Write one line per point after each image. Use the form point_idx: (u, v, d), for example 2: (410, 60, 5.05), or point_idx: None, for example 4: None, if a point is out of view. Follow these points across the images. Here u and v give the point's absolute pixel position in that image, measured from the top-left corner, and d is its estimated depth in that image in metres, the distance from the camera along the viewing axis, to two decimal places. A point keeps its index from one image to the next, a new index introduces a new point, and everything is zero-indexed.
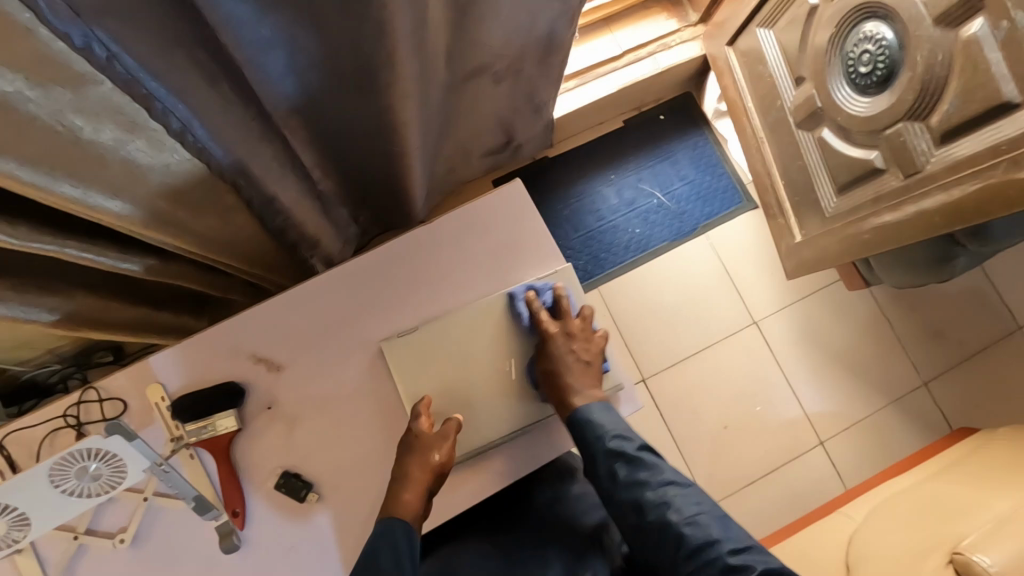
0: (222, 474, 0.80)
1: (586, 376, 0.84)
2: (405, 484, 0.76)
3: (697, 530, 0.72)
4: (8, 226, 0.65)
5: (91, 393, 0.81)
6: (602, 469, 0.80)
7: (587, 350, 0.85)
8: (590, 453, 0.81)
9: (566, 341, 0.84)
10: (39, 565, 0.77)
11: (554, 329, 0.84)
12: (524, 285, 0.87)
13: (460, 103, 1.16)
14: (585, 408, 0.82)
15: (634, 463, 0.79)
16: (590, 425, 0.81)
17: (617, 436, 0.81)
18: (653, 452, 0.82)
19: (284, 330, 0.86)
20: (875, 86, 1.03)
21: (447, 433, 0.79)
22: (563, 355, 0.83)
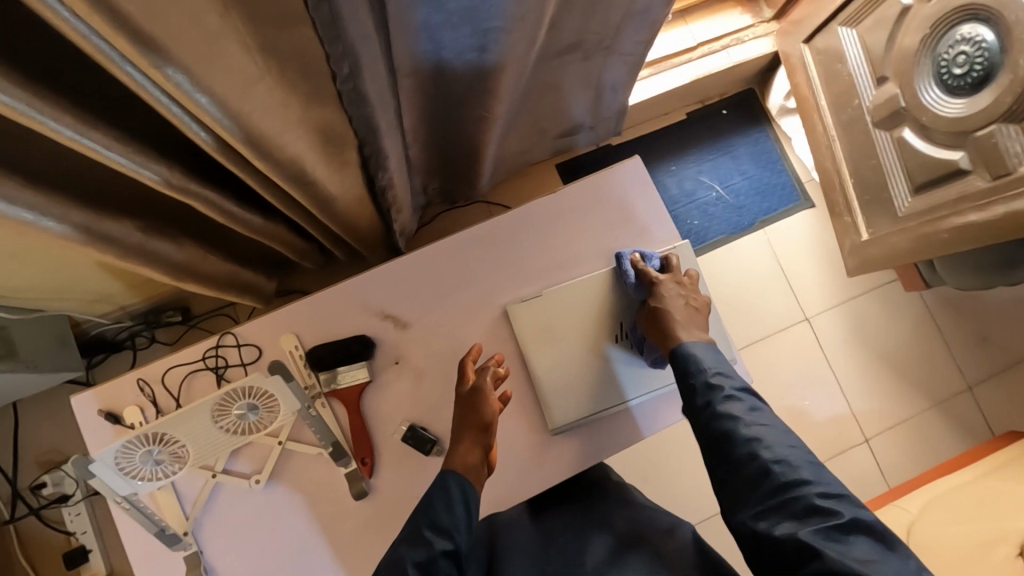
0: (353, 422, 0.83)
1: (697, 321, 0.83)
2: (457, 443, 0.77)
3: (786, 472, 0.69)
4: (166, 169, 0.66)
5: (230, 338, 0.85)
6: (696, 396, 0.77)
7: (694, 300, 0.85)
8: (684, 386, 0.78)
9: (665, 286, 0.85)
10: (177, 501, 0.80)
11: (660, 279, 0.86)
12: (631, 249, 0.89)
13: (549, 82, 1.17)
14: (684, 343, 0.79)
15: (730, 401, 0.75)
16: (685, 358, 0.79)
17: (714, 371, 0.78)
18: (750, 395, 0.76)
19: (408, 289, 0.89)
20: (968, 88, 1.06)
21: (479, 388, 0.78)
22: (667, 300, 0.83)
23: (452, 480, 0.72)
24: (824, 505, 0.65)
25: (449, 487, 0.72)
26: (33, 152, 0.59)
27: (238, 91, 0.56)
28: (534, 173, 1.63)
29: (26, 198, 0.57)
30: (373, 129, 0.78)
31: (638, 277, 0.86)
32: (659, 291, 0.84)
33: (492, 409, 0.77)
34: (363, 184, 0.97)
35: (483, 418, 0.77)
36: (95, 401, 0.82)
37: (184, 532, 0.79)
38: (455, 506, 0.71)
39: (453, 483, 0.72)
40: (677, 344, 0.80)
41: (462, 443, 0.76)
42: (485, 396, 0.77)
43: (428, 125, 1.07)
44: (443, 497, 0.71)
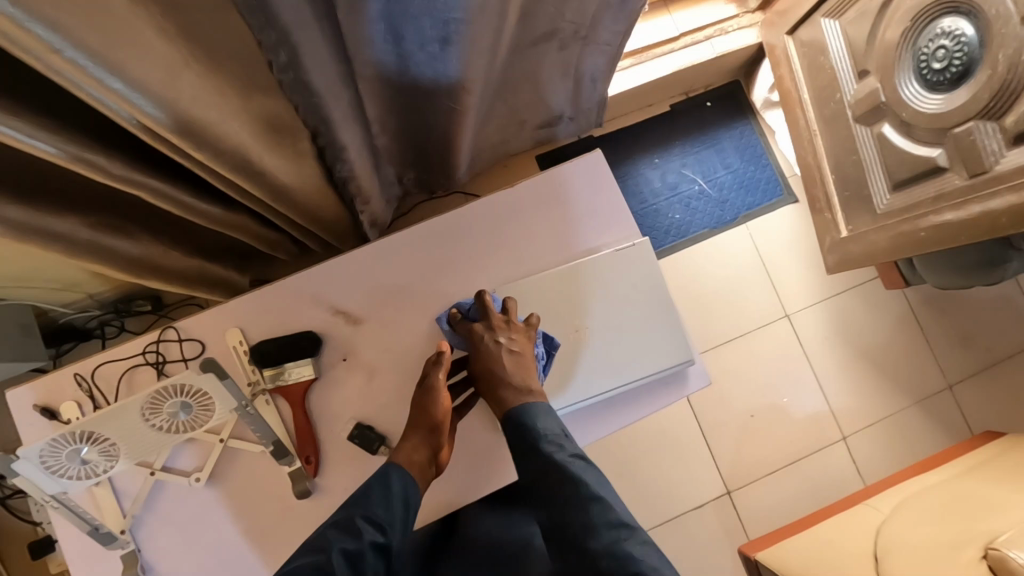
0: (298, 422, 0.81)
1: (522, 368, 0.74)
2: (404, 440, 0.76)
3: (619, 566, 0.60)
4: (104, 159, 0.64)
5: (171, 332, 0.83)
6: (535, 473, 0.67)
7: (513, 339, 0.76)
8: (523, 459, 0.68)
9: (490, 334, 0.77)
10: (115, 499, 0.79)
11: (477, 327, 0.78)
12: (448, 307, 0.84)
13: (522, 70, 1.14)
14: (518, 408, 0.70)
15: (571, 481, 0.65)
16: (526, 427, 0.69)
17: (550, 439, 0.68)
18: (586, 461, 0.68)
19: (363, 284, 0.87)
20: (947, 84, 1.04)
21: (432, 383, 0.77)
22: (487, 346, 0.75)
23: (395, 476, 0.71)
24: None
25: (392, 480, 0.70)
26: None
27: (163, 79, 0.54)
28: (514, 164, 1.60)
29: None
30: (324, 118, 0.76)
31: (455, 328, 0.81)
32: (476, 342, 0.76)
33: (443, 407, 0.76)
34: (323, 174, 0.94)
35: (433, 415, 0.76)
36: (31, 396, 0.81)
37: (120, 531, 0.77)
38: (394, 500, 0.69)
39: (392, 477, 0.70)
40: (513, 399, 0.71)
41: (408, 441, 0.75)
42: (436, 392, 0.76)
43: (395, 114, 1.04)
44: (380, 489, 0.69)
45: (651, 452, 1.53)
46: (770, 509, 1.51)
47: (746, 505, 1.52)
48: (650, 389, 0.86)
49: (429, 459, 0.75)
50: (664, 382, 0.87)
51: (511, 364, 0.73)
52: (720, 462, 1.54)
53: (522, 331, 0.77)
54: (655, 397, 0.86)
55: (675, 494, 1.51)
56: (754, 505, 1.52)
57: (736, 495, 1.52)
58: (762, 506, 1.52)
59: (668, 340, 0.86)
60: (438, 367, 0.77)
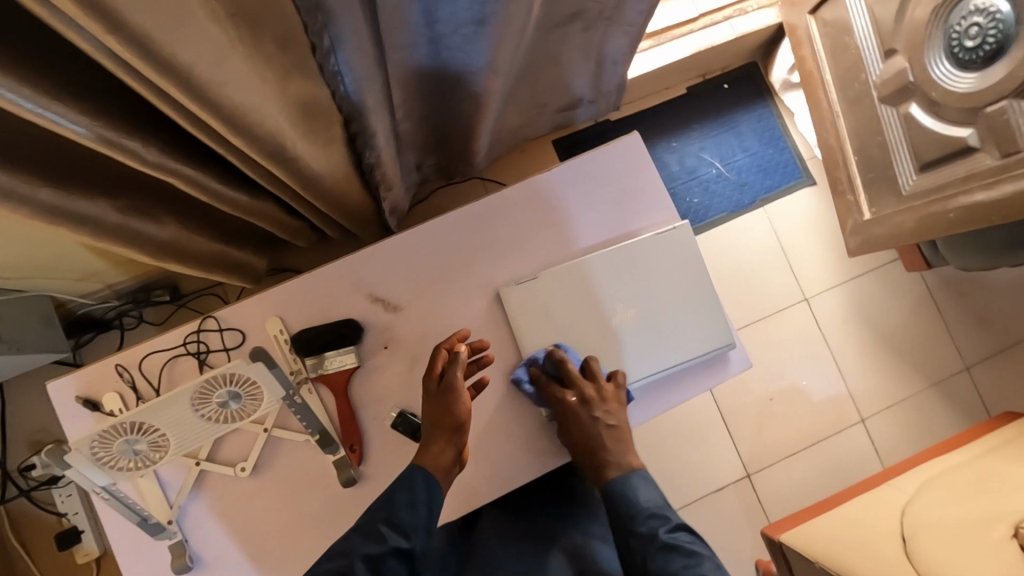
0: (342, 410, 0.81)
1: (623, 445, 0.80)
2: (428, 440, 0.75)
3: None
4: (142, 146, 0.62)
5: (211, 322, 0.82)
6: (636, 550, 0.72)
7: (611, 413, 0.79)
8: (623, 529, 0.74)
9: (585, 409, 0.79)
10: (160, 490, 0.78)
11: (569, 400, 0.79)
12: (524, 365, 0.84)
13: (545, 52, 1.12)
14: (621, 481, 0.77)
15: (670, 549, 0.69)
16: (624, 500, 0.75)
17: (654, 513, 0.74)
18: (691, 534, 0.73)
19: (399, 272, 0.86)
20: (979, 62, 1.03)
21: (453, 389, 0.74)
22: (586, 422, 0.79)
23: (419, 476, 0.72)
24: None
25: (417, 482, 0.72)
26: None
27: (208, 63, 0.53)
28: (531, 149, 1.58)
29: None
30: (359, 104, 0.74)
31: (536, 388, 0.82)
32: (573, 416, 0.79)
33: (463, 408, 0.75)
34: (351, 161, 0.93)
35: (455, 417, 0.74)
36: (73, 387, 0.80)
37: (167, 522, 0.77)
38: (418, 504, 0.71)
39: (421, 482, 0.72)
40: (616, 476, 0.78)
41: (432, 442, 0.75)
42: (457, 395, 0.74)
43: (420, 100, 1.03)
44: (406, 493, 0.71)
45: (672, 436, 1.54)
46: (790, 490, 1.52)
47: (766, 487, 1.52)
48: (691, 372, 0.86)
49: (455, 459, 0.76)
50: (705, 365, 0.87)
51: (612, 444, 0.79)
52: (739, 445, 1.54)
53: (615, 400, 0.80)
54: (697, 381, 0.86)
55: (695, 477, 1.52)
56: (773, 487, 1.52)
57: (755, 477, 1.53)
58: (782, 488, 1.53)
59: (709, 324, 0.85)
60: (457, 368, 0.74)
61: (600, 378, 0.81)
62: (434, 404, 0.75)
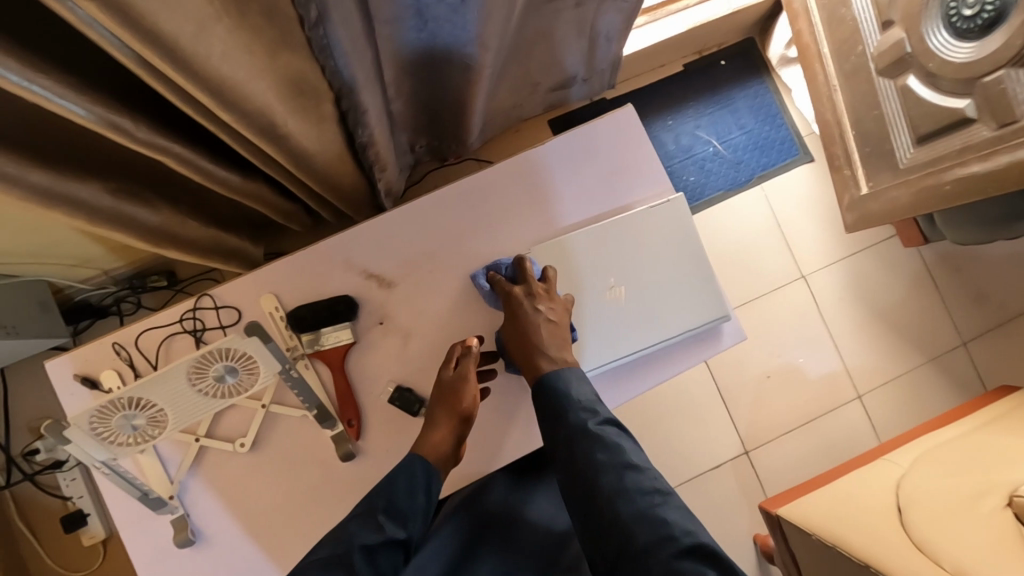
0: (339, 384, 0.81)
1: (558, 337, 0.77)
2: (432, 426, 0.77)
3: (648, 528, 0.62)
4: (131, 122, 0.62)
5: (208, 299, 0.82)
6: (564, 435, 0.71)
7: (554, 310, 0.78)
8: (554, 419, 0.72)
9: (529, 299, 0.79)
10: (160, 465, 0.79)
11: (516, 290, 0.80)
12: (483, 268, 0.84)
13: (538, 28, 1.11)
14: (551, 372, 0.74)
15: (596, 443, 0.68)
16: (556, 390, 0.73)
17: (584, 405, 0.72)
18: (619, 428, 0.71)
19: (395, 249, 0.86)
20: (978, 30, 1.02)
21: (465, 374, 0.77)
22: (528, 314, 0.78)
23: (420, 466, 0.73)
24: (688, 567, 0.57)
25: (417, 469, 0.73)
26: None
27: (194, 34, 0.53)
28: (526, 128, 1.57)
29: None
30: (349, 79, 0.74)
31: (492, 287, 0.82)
32: (444, 387, 0.78)
33: (471, 398, 0.77)
34: (343, 140, 0.92)
35: (462, 406, 0.77)
36: (70, 365, 0.81)
37: (168, 497, 0.78)
38: (417, 492, 0.71)
39: (419, 468, 0.72)
40: (550, 369, 0.75)
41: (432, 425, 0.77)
42: (467, 384, 0.77)
43: (412, 78, 1.02)
44: (406, 482, 0.71)
45: (670, 414, 1.55)
46: (787, 466, 1.54)
47: (763, 464, 1.54)
48: (682, 345, 0.87)
49: (455, 449, 0.78)
50: (699, 339, 0.87)
51: (545, 335, 0.76)
52: (737, 423, 1.55)
53: (547, 296, 0.79)
54: (691, 353, 0.87)
55: (693, 454, 1.53)
56: (770, 464, 1.54)
57: (753, 454, 1.54)
58: (779, 464, 1.54)
59: (704, 297, 0.86)
60: (469, 359, 0.78)
61: (533, 278, 0.81)
62: (444, 390, 0.78)
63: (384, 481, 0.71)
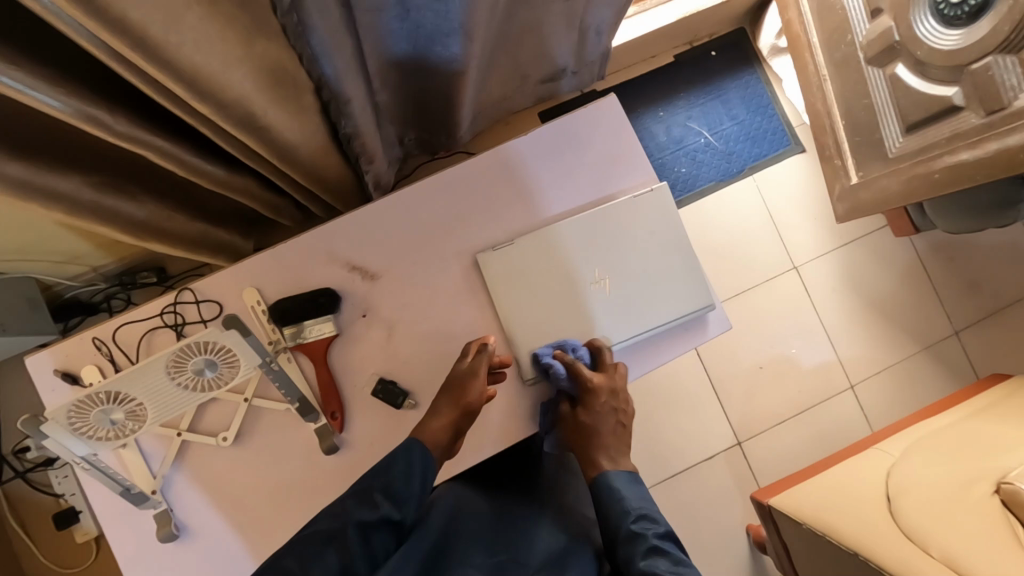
0: (321, 378, 0.81)
1: (617, 440, 0.82)
2: (434, 414, 0.77)
3: None
4: (106, 114, 0.62)
5: (187, 294, 0.82)
6: (621, 547, 0.70)
7: (623, 411, 0.83)
8: (612, 534, 0.72)
9: (613, 399, 0.81)
10: (143, 460, 0.79)
11: (602, 383, 0.81)
12: (552, 345, 0.83)
13: (525, 19, 1.11)
14: (610, 475, 0.77)
15: (657, 553, 0.66)
16: (613, 501, 0.74)
17: (641, 513, 0.72)
18: (678, 545, 0.69)
19: (379, 241, 0.85)
20: (965, 18, 1.01)
21: (477, 369, 0.78)
22: (601, 413, 0.81)
23: (416, 450, 0.72)
24: None
25: (413, 453, 0.72)
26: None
27: (163, 23, 0.52)
28: (517, 121, 1.57)
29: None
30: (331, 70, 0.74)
31: (568, 372, 0.80)
32: (452, 379, 0.79)
33: (478, 392, 0.78)
34: (328, 133, 0.92)
35: (467, 398, 0.77)
36: (51, 361, 0.80)
37: (151, 491, 0.78)
38: (412, 477, 0.70)
39: (414, 449, 0.71)
40: (603, 472, 0.78)
41: (434, 413, 0.77)
42: (477, 377, 0.77)
43: (398, 70, 1.01)
44: (403, 466, 0.70)
45: (662, 406, 1.55)
46: (780, 457, 1.54)
47: (756, 455, 1.54)
48: (669, 334, 0.87)
49: (450, 443, 0.77)
50: (685, 327, 0.87)
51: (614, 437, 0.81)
52: (729, 415, 1.55)
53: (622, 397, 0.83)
54: (677, 341, 0.87)
55: (686, 446, 1.53)
56: (763, 454, 1.54)
57: (745, 445, 1.54)
58: (772, 454, 1.54)
59: (690, 286, 0.85)
60: (484, 354, 0.79)
61: (609, 369, 0.83)
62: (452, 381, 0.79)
63: (384, 462, 0.71)
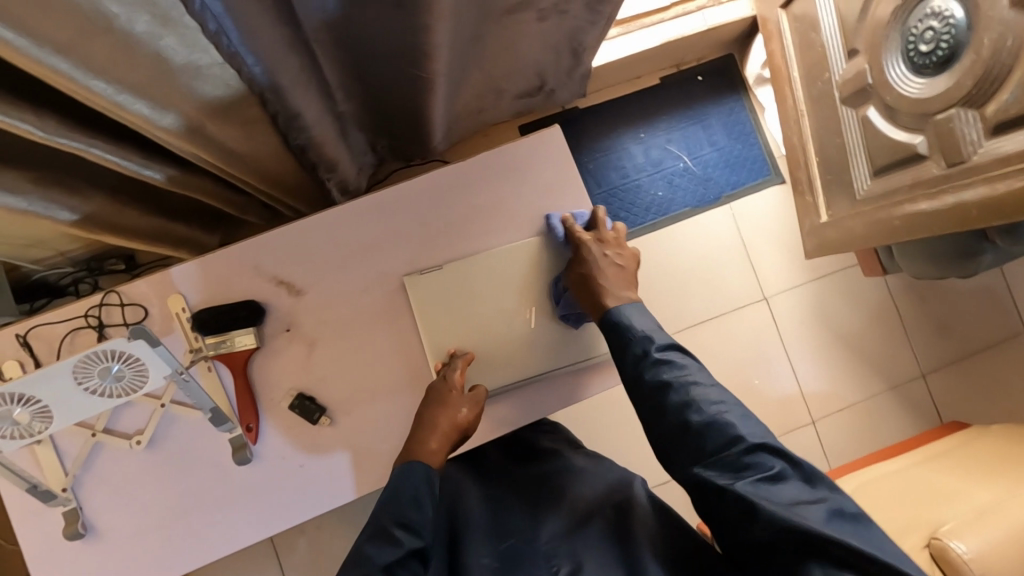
0: (239, 389, 0.83)
1: (621, 280, 0.85)
2: (432, 432, 0.79)
3: (718, 433, 0.71)
4: (37, 118, 0.62)
5: (113, 296, 0.83)
6: (631, 364, 0.78)
7: (621, 255, 0.86)
8: (620, 352, 0.80)
9: (599, 246, 0.86)
10: (55, 458, 0.81)
11: (587, 236, 0.86)
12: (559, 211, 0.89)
13: (499, 37, 1.10)
14: (615, 309, 0.81)
15: (664, 364, 0.76)
16: (620, 325, 0.80)
17: (645, 333, 0.79)
18: (683, 351, 0.79)
19: (313, 256, 0.86)
20: (932, 67, 1.01)
21: (477, 398, 0.83)
22: (596, 257, 0.84)
23: (422, 472, 0.74)
24: (754, 460, 0.69)
25: (415, 476, 0.74)
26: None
27: (80, 37, 0.53)
28: (497, 132, 1.57)
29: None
30: (273, 84, 0.74)
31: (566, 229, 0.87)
32: (445, 398, 0.81)
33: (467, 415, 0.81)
34: (280, 141, 0.92)
35: (463, 422, 0.80)
36: None
37: (61, 489, 0.80)
38: (421, 498, 0.73)
39: (421, 475, 0.74)
40: (614, 305, 0.81)
41: (427, 432, 0.78)
42: (474, 407, 0.82)
43: (362, 82, 1.01)
44: (410, 492, 0.72)
45: None
46: None
47: None
48: (591, 369, 0.91)
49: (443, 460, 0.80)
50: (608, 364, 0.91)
51: (609, 277, 0.83)
52: None
53: (619, 245, 0.87)
54: (600, 378, 0.90)
55: None
56: None
57: None
58: None
59: None
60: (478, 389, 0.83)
61: (604, 226, 0.89)
62: (448, 398, 0.81)
63: (387, 497, 0.72)
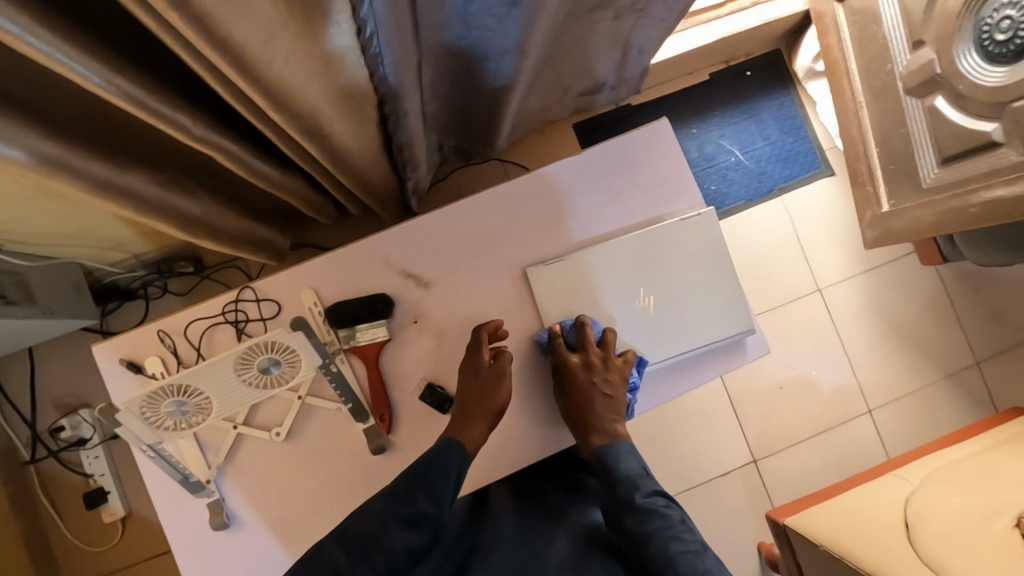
0: (372, 379, 0.90)
1: (609, 409, 0.86)
2: (470, 422, 0.83)
3: (690, 575, 0.67)
4: (188, 119, 0.64)
5: (249, 293, 0.91)
6: (614, 506, 0.79)
7: (608, 383, 0.87)
8: (610, 497, 0.80)
9: (585, 373, 0.87)
10: (198, 451, 0.89)
11: (574, 361, 0.87)
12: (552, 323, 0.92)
13: (576, 36, 1.12)
14: (606, 447, 0.84)
15: (647, 506, 0.76)
16: (611, 469, 0.82)
17: (635, 477, 0.81)
18: (667, 499, 0.79)
19: (433, 251, 0.94)
20: (1010, 56, 1.05)
21: (503, 368, 0.86)
22: (585, 386, 0.86)
23: (456, 453, 0.78)
24: None
25: (452, 456, 0.78)
26: (37, 89, 0.57)
27: (253, 38, 0.54)
28: (552, 131, 1.59)
29: (27, 139, 0.55)
30: (395, 83, 0.75)
31: (551, 346, 0.90)
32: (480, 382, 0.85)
33: (505, 392, 0.85)
34: (378, 141, 0.94)
35: (499, 402, 0.85)
36: (115, 352, 0.90)
37: (206, 481, 0.88)
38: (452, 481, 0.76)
39: (456, 458, 0.77)
40: (600, 444, 0.85)
41: (466, 420, 0.83)
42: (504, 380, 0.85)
43: (448, 83, 1.03)
44: (441, 467, 0.76)
45: (680, 421, 1.56)
46: (795, 477, 1.55)
47: (771, 473, 1.55)
48: (708, 355, 0.94)
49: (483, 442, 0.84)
50: (726, 349, 0.95)
51: (600, 410, 0.85)
52: (747, 431, 1.57)
53: (615, 372, 0.87)
54: (718, 363, 0.94)
55: (703, 461, 1.54)
56: (778, 474, 1.55)
57: (762, 463, 1.56)
58: (786, 473, 1.55)
59: (731, 312, 0.93)
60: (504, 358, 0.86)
61: (592, 345, 0.88)
62: (481, 384, 0.85)
63: (419, 465, 0.76)
